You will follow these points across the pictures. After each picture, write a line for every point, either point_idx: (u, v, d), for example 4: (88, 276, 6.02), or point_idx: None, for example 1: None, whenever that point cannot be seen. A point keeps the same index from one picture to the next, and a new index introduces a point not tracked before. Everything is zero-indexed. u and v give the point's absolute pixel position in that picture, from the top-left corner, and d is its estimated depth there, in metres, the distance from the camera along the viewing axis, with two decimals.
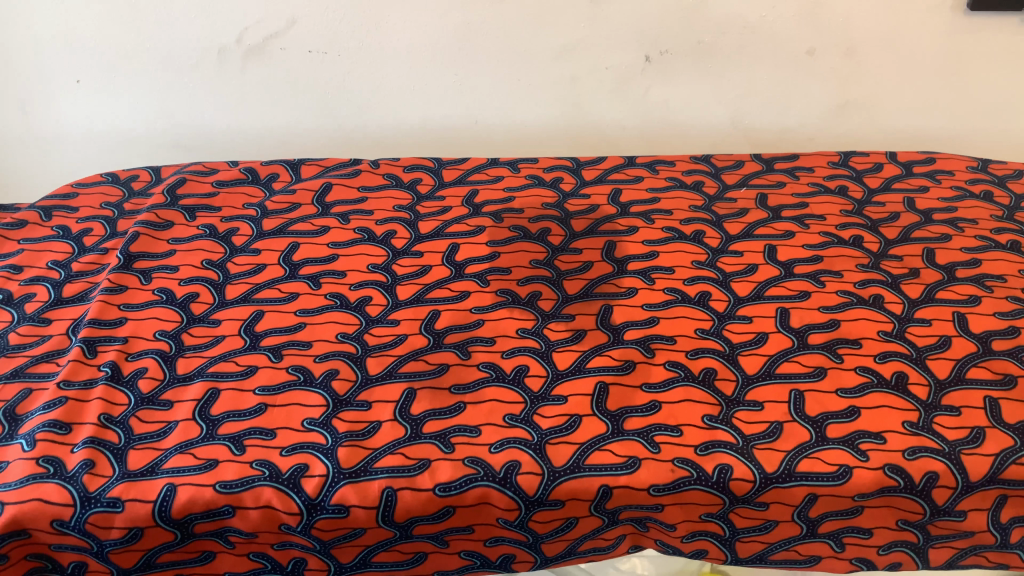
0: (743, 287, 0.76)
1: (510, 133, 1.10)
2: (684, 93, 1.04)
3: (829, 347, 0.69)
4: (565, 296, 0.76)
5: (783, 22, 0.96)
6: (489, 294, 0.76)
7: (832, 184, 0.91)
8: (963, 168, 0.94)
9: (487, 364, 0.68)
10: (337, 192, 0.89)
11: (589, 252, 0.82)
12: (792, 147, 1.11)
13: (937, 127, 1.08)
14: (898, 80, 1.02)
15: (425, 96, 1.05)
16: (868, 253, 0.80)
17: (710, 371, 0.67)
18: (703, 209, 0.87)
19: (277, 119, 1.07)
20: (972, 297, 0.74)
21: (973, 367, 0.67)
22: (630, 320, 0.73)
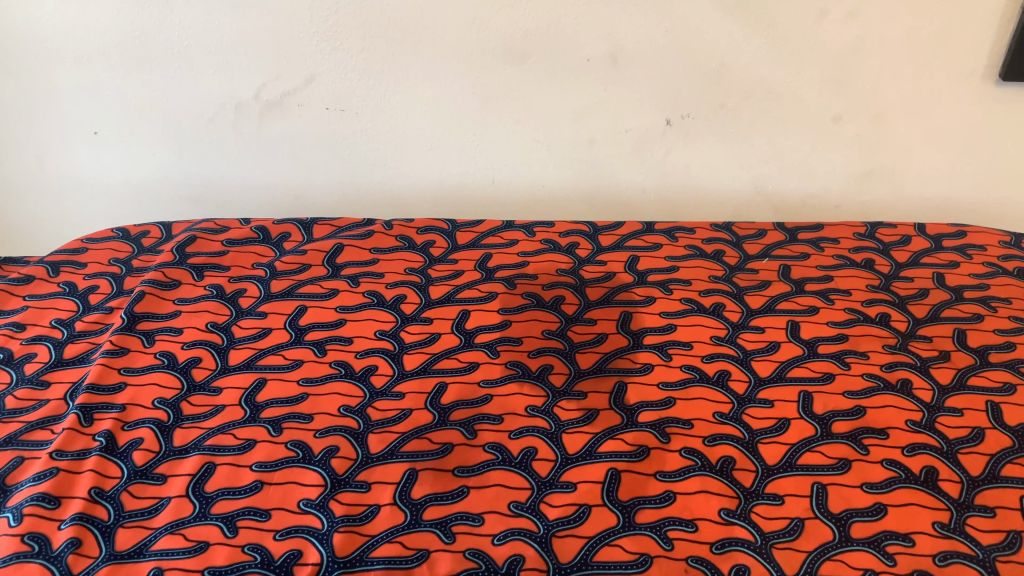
0: (764, 367, 0.73)
1: (526, 195, 1.08)
2: (705, 158, 1.02)
3: (855, 436, 0.66)
4: (578, 371, 0.73)
5: (809, 88, 0.94)
6: (499, 366, 0.73)
7: (858, 257, 0.88)
8: (995, 242, 0.91)
9: (493, 445, 0.65)
10: (348, 253, 0.87)
11: (605, 323, 0.79)
12: (817, 216, 1.07)
13: (969, 196, 1.05)
14: (927, 148, 0.99)
15: (441, 155, 1.03)
16: (896, 333, 0.77)
17: (728, 459, 0.64)
18: (723, 280, 0.84)
19: (291, 174, 1.06)
20: (1006, 385, 0.71)
21: (1008, 463, 0.64)
22: (646, 400, 0.70)
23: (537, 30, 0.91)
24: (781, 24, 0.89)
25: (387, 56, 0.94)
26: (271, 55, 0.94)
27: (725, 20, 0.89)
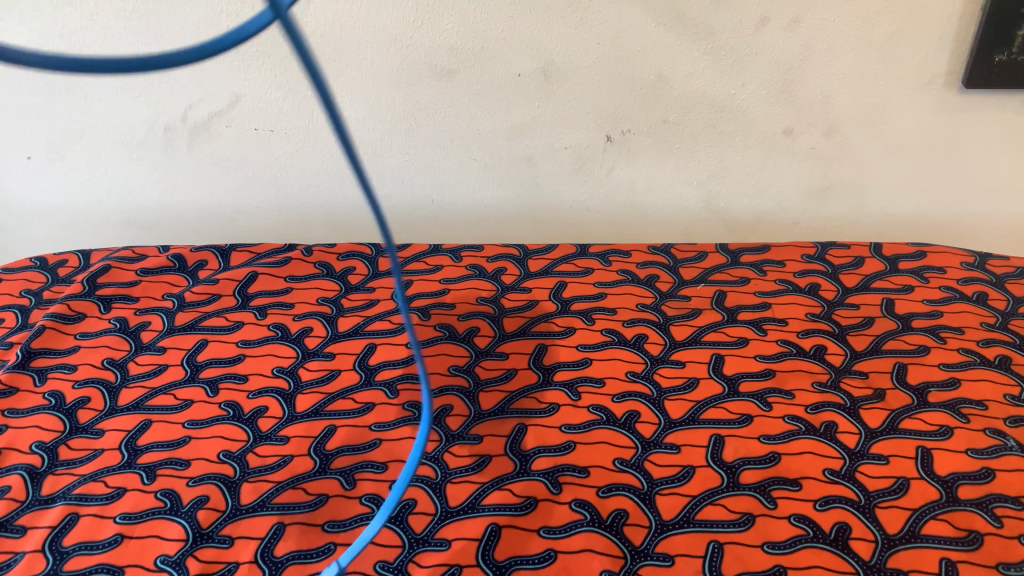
0: (677, 407, 0.67)
1: (467, 214, 1.04)
2: (650, 174, 0.96)
3: (763, 488, 0.60)
4: (478, 412, 0.68)
5: (755, 101, 0.89)
6: (395, 407, 0.69)
7: (803, 281, 0.82)
8: (957, 264, 0.84)
9: (370, 497, 0.60)
10: (261, 282, 0.85)
11: (516, 357, 0.74)
12: (774, 232, 1.01)
13: (939, 211, 0.97)
14: (888, 161, 0.92)
15: (377, 176, 1.00)
16: (830, 368, 0.71)
17: (620, 513, 0.58)
18: (651, 308, 0.79)
19: (224, 194, 1.03)
20: (942, 429, 0.64)
21: (931, 520, 0.58)
22: (543, 445, 0.65)
23: (463, 45, 0.86)
24: (720, 34, 0.83)
25: (310, 77, 0.90)
26: (192, 78, 0.90)
27: (659, 31, 0.84)
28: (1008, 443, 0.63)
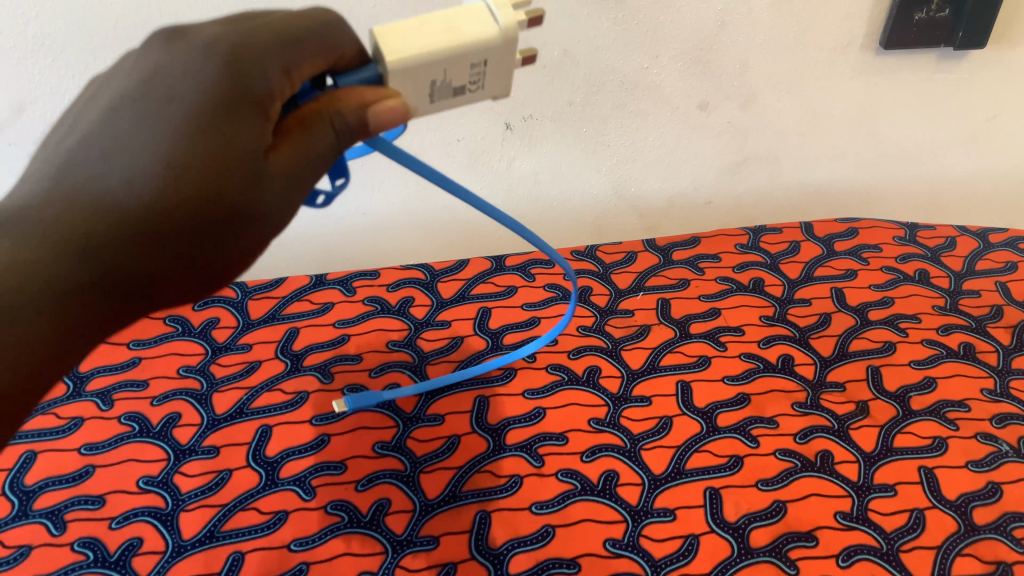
0: (657, 459, 0.58)
1: (342, 227, 0.85)
2: (556, 164, 0.84)
3: (779, 550, 0.52)
4: (424, 503, 0.55)
5: (669, 75, 0.78)
6: (316, 512, 0.54)
7: (745, 277, 0.75)
8: (889, 239, 0.80)
9: None
10: (95, 355, 0.66)
11: (454, 418, 0.61)
12: (686, 214, 0.93)
13: (848, 178, 0.93)
14: (802, 128, 0.86)
15: None
16: (804, 383, 0.64)
17: None
18: (595, 331, 0.69)
19: None
20: (936, 442, 0.59)
21: (957, 557, 0.52)
22: (517, 536, 0.53)
23: None
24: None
25: None
26: None
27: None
28: (1003, 448, 0.59)
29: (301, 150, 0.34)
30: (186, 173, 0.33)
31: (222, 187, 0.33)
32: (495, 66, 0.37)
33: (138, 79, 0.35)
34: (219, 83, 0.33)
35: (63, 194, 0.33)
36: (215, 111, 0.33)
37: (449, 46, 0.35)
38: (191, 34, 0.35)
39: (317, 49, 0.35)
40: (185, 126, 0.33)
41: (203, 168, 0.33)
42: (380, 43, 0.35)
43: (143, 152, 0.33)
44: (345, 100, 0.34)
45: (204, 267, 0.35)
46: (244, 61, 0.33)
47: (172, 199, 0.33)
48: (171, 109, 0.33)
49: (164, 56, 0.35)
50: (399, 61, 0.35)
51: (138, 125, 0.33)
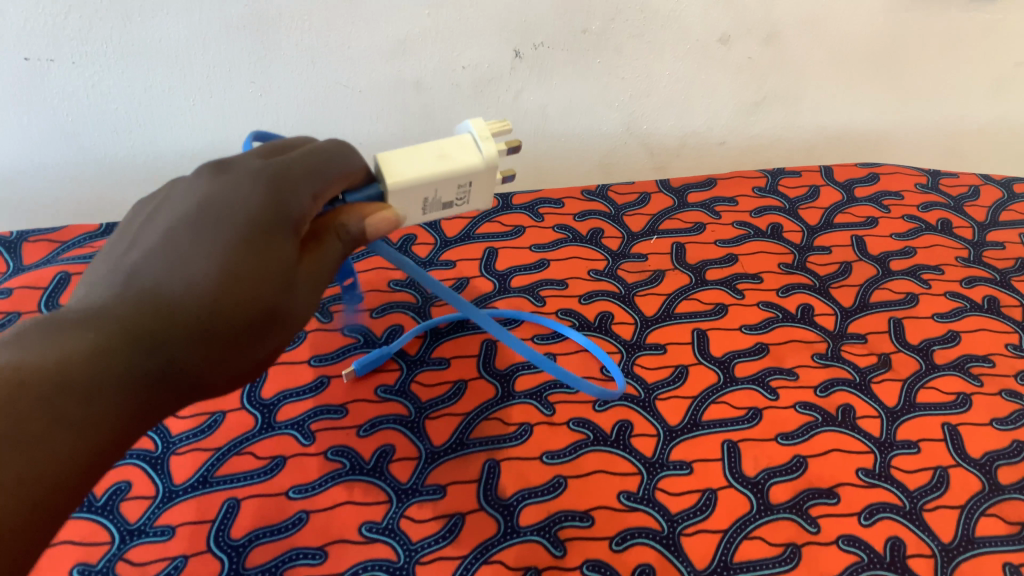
0: (673, 410, 0.55)
1: None
2: (566, 98, 0.79)
3: (800, 507, 0.50)
4: (430, 451, 0.52)
5: (691, 5, 0.73)
6: (315, 458, 0.51)
7: (763, 222, 0.71)
8: (911, 187, 0.77)
9: None
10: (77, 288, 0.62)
11: (460, 363, 0.58)
12: (698, 154, 0.90)
13: (867, 121, 0.89)
14: (826, 67, 0.82)
15: (210, 114, 0.72)
16: (824, 334, 0.61)
17: (645, 570, 0.47)
18: (607, 276, 0.66)
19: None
20: (960, 398, 0.57)
21: (982, 517, 0.50)
22: (527, 487, 0.50)
23: None
24: None
25: None
26: None
27: None
28: None
29: (320, 258, 0.35)
30: (247, 277, 0.31)
31: (271, 295, 0.32)
32: (481, 186, 0.39)
33: (189, 200, 0.33)
34: (270, 193, 0.33)
35: (130, 300, 0.30)
36: (268, 219, 0.33)
37: (444, 172, 0.37)
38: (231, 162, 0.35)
39: (343, 170, 0.37)
40: (246, 233, 0.32)
41: (261, 272, 0.32)
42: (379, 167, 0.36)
43: (208, 256, 0.31)
44: (347, 213, 0.36)
45: (239, 373, 0.33)
46: (286, 182, 0.34)
47: (231, 300, 0.31)
48: (229, 219, 0.32)
49: (212, 179, 0.34)
50: (398, 183, 0.36)
51: (197, 233, 0.32)
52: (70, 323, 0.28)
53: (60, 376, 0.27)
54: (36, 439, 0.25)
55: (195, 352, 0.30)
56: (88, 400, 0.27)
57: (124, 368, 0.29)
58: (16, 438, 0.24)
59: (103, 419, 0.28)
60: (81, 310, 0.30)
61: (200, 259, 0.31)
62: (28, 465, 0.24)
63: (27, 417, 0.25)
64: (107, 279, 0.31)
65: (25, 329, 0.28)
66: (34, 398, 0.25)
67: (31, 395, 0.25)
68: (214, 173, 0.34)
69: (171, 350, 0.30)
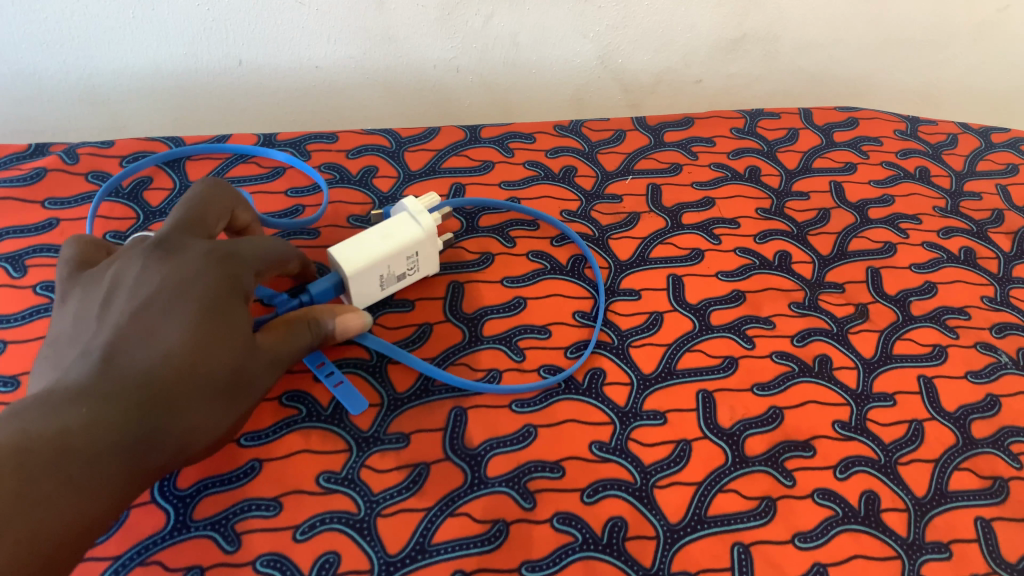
0: (648, 358, 0.53)
1: (291, 79, 0.75)
2: (538, 25, 0.75)
3: (775, 460, 0.49)
4: (393, 397, 0.49)
5: None
6: (269, 403, 0.48)
7: (740, 165, 0.69)
8: (890, 133, 0.75)
9: (268, 559, 0.41)
10: (3, 214, 0.55)
11: (424, 305, 0.55)
12: (673, 91, 0.86)
13: (845, 63, 0.87)
14: (809, 4, 0.78)
15: (152, 29, 0.66)
16: (802, 282, 0.59)
17: (618, 524, 0.45)
18: (579, 216, 0.62)
19: None
20: (936, 350, 0.56)
21: (955, 471, 0.50)
22: (495, 436, 0.48)
23: None
24: None
25: None
26: None
27: None
28: (1002, 359, 0.56)
29: (284, 339, 0.43)
30: (212, 349, 0.38)
31: (235, 360, 0.39)
32: (425, 253, 0.52)
33: (148, 282, 0.39)
34: (223, 278, 0.40)
35: (107, 377, 0.35)
36: (226, 300, 0.40)
37: (389, 250, 0.50)
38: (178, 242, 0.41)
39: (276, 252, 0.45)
40: (207, 311, 0.38)
41: (227, 344, 0.38)
42: (338, 259, 0.49)
43: (176, 334, 0.37)
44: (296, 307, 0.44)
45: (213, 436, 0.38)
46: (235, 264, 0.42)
47: (202, 364, 0.37)
48: (191, 297, 0.38)
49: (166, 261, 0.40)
50: (353, 269, 0.49)
51: (162, 311, 0.38)
52: (62, 399, 0.34)
53: (61, 443, 0.32)
54: (41, 498, 0.30)
55: (174, 419, 0.36)
56: (89, 463, 0.33)
57: (112, 437, 0.34)
58: (22, 496, 0.30)
59: (99, 484, 0.33)
60: (62, 388, 0.34)
61: (168, 338, 0.37)
62: (36, 524, 0.30)
63: (34, 486, 0.30)
64: (83, 359, 0.36)
65: (19, 409, 0.33)
66: (39, 466, 0.31)
67: (40, 460, 0.31)
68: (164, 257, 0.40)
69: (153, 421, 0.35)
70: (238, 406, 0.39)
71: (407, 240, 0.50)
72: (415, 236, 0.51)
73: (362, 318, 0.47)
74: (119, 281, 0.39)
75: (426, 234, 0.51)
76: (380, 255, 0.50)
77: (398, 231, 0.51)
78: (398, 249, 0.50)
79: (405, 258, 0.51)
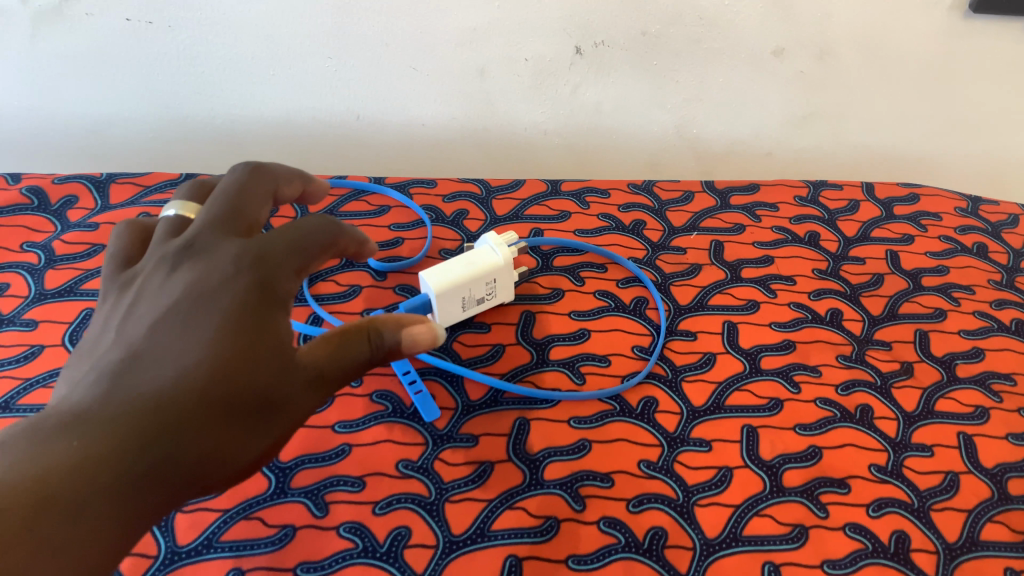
0: (698, 391, 0.58)
1: (399, 134, 0.85)
2: (620, 96, 0.83)
3: (811, 492, 0.53)
4: (466, 404, 0.56)
5: (747, 17, 0.75)
6: (361, 399, 0.55)
7: (801, 229, 0.74)
8: (950, 210, 0.78)
9: (351, 527, 0.48)
10: None
11: (500, 329, 0.61)
12: (744, 162, 0.92)
13: (913, 144, 0.91)
14: (875, 89, 0.84)
15: (289, 84, 0.77)
16: (850, 337, 0.64)
17: (658, 533, 0.50)
18: (645, 263, 0.69)
19: (87, 99, 0.78)
20: (978, 410, 0.59)
21: (987, 522, 0.52)
22: (554, 445, 0.54)
23: None
24: None
25: None
26: None
27: None
28: None
29: (345, 353, 0.40)
30: (233, 366, 0.37)
31: (260, 381, 0.37)
32: (502, 282, 0.60)
33: (174, 294, 0.39)
34: (253, 286, 0.39)
35: (116, 398, 0.34)
36: (252, 312, 0.39)
37: (471, 275, 0.58)
38: (206, 250, 0.41)
39: (319, 248, 0.44)
40: (227, 327, 0.38)
41: (249, 363, 0.37)
42: (427, 279, 0.57)
43: (193, 350, 0.36)
44: (376, 321, 0.41)
45: (233, 471, 0.37)
46: (271, 268, 0.41)
47: (220, 385, 0.36)
48: (214, 311, 0.38)
49: (198, 272, 0.40)
50: (439, 288, 0.56)
51: (182, 329, 0.37)
52: (56, 431, 0.32)
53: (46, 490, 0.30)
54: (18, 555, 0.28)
55: (187, 442, 0.34)
56: (78, 512, 0.30)
57: (113, 469, 0.32)
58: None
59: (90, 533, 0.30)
60: (65, 411, 0.33)
61: (182, 352, 0.36)
62: None
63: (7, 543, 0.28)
64: (93, 383, 0.35)
65: (11, 442, 0.31)
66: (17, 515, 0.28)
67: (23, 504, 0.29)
68: (192, 265, 0.40)
69: (161, 447, 0.34)
70: (266, 429, 0.38)
71: (488, 267, 0.58)
72: (495, 265, 0.58)
73: (431, 330, 0.41)
74: (149, 292, 0.39)
75: (504, 264, 0.59)
76: (463, 278, 0.57)
77: (480, 260, 0.58)
78: (479, 274, 0.58)
79: (484, 284, 0.59)
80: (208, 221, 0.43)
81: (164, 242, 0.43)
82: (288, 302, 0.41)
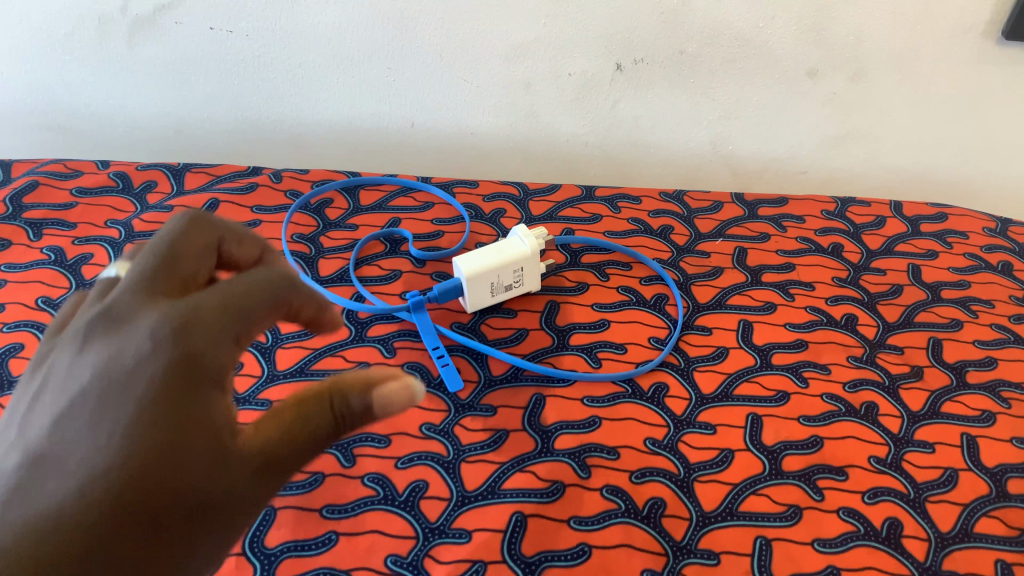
0: (708, 380, 0.62)
1: (450, 141, 0.91)
2: (658, 111, 0.87)
3: (808, 477, 0.55)
4: (489, 379, 0.60)
5: (781, 39, 0.79)
6: (393, 369, 0.61)
7: (825, 241, 0.77)
8: (978, 229, 0.80)
9: (374, 477, 0.53)
10: (223, 212, 0.73)
11: (526, 316, 0.66)
12: (779, 180, 0.96)
13: (949, 168, 0.93)
14: (909, 112, 0.86)
15: (350, 91, 0.84)
16: (863, 340, 0.66)
17: (657, 503, 0.53)
18: (669, 264, 0.72)
19: (171, 100, 0.87)
20: (984, 414, 0.61)
21: (982, 517, 0.54)
22: (566, 420, 0.58)
23: None
24: None
25: None
26: None
27: None
28: None
29: (288, 443, 0.36)
30: (153, 466, 0.32)
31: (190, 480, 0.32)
32: (529, 271, 0.64)
33: (85, 382, 0.34)
34: (174, 364, 0.34)
35: None
36: (173, 410, 0.33)
37: (500, 262, 0.63)
38: (126, 322, 0.36)
39: (275, 303, 0.39)
40: (144, 419, 0.32)
41: (176, 460, 0.32)
42: (460, 265, 0.62)
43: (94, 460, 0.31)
44: (336, 390, 0.37)
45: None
46: (201, 334, 0.36)
47: (131, 493, 0.31)
48: (128, 402, 0.33)
49: (116, 348, 0.35)
50: (470, 273, 0.62)
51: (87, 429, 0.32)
52: None
53: None
54: None
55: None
56: None
57: None
58: None
59: None
60: None
61: (83, 470, 0.31)
62: None
63: None
64: None
65: None
66: None
67: None
68: (111, 339, 0.35)
69: None
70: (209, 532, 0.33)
71: (516, 256, 0.63)
72: (523, 254, 0.63)
73: (406, 388, 0.38)
74: (57, 381, 0.34)
75: (531, 254, 0.63)
76: (493, 265, 0.62)
77: (510, 250, 0.63)
78: (507, 262, 0.63)
79: (514, 272, 0.64)
80: (132, 283, 0.38)
81: (88, 308, 0.38)
82: (229, 373, 0.36)
